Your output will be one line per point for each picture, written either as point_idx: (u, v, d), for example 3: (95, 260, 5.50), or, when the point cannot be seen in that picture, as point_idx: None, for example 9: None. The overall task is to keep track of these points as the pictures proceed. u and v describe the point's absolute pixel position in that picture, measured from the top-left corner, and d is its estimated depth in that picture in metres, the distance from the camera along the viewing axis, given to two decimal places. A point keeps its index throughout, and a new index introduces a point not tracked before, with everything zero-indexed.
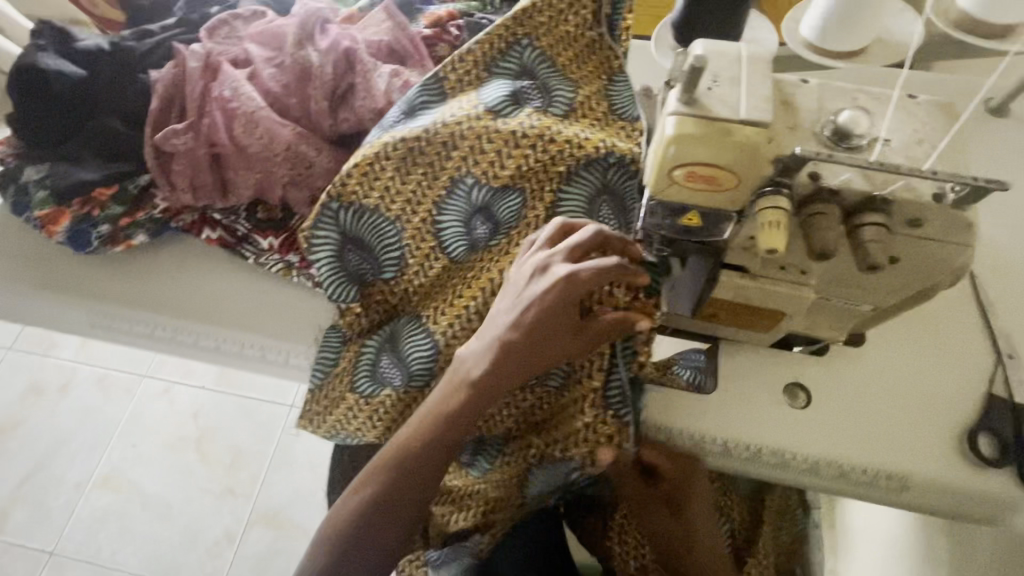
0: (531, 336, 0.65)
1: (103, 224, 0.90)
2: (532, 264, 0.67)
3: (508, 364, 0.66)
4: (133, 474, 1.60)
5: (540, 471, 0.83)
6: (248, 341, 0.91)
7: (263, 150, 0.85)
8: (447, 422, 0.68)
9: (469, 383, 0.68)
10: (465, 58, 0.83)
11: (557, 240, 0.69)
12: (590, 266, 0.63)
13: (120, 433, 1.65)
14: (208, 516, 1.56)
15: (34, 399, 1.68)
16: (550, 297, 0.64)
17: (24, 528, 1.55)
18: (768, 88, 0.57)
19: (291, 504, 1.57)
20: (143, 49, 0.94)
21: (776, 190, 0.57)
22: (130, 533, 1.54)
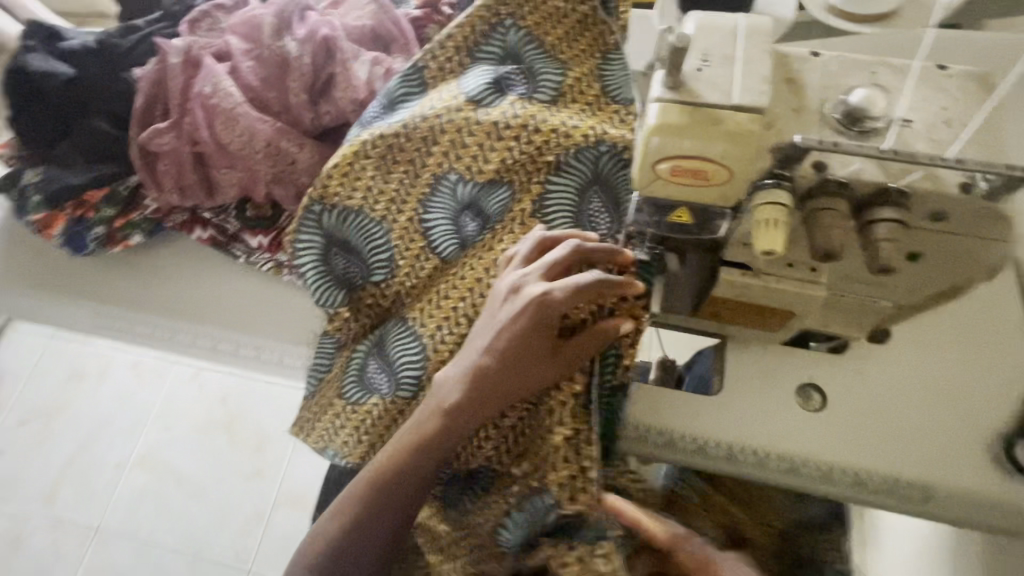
0: (506, 360, 0.62)
1: (97, 226, 0.90)
2: (506, 284, 0.65)
3: (485, 391, 0.63)
4: (168, 456, 1.64)
5: (518, 516, 0.72)
6: (242, 341, 0.90)
7: (244, 146, 0.83)
8: (430, 439, 0.65)
9: (444, 405, 0.64)
10: (446, 45, 0.79)
11: (534, 258, 0.66)
12: (563, 287, 0.61)
13: (154, 419, 1.68)
14: (237, 497, 1.60)
15: (79, 384, 1.72)
16: (523, 321, 0.62)
17: (70, 507, 1.59)
18: (765, 68, 0.50)
19: (313, 487, 1.62)
20: (127, 46, 0.92)
21: (776, 183, 0.50)
22: (165, 513, 1.58)
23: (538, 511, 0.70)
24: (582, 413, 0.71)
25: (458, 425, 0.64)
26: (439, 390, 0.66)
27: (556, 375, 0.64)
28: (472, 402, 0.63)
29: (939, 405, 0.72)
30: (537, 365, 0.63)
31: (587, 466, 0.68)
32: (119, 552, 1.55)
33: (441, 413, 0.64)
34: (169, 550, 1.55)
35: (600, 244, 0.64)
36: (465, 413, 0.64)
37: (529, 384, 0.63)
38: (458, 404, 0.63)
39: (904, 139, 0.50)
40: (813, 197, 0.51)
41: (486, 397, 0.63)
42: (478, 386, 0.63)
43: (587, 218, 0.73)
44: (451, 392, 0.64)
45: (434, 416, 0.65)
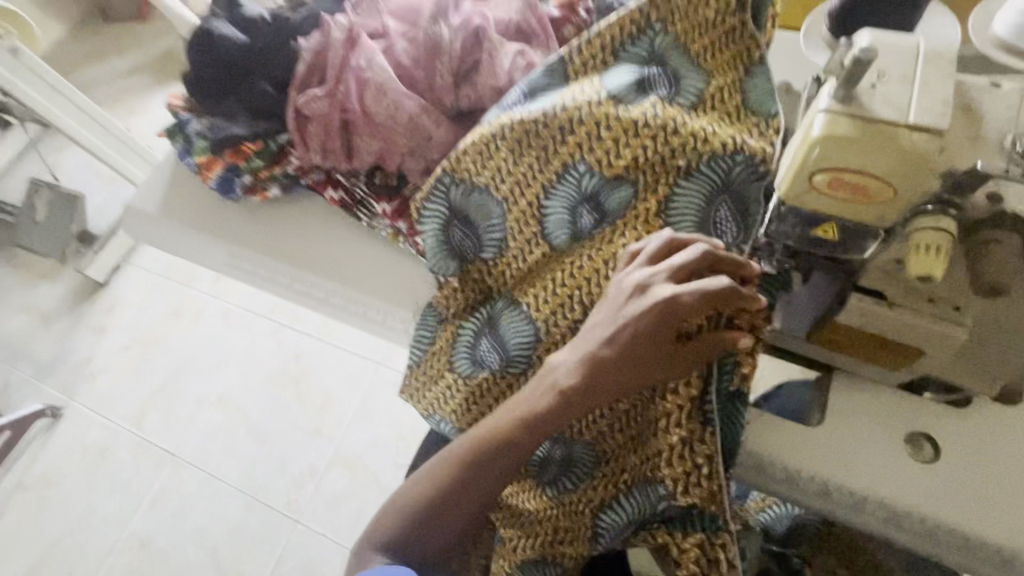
0: (625, 356, 0.64)
1: (246, 173, 1.01)
2: (631, 282, 0.65)
3: (601, 383, 0.65)
4: (240, 400, 1.78)
5: (630, 501, 0.75)
6: (353, 297, 0.98)
7: (388, 119, 0.89)
8: (532, 423, 0.68)
9: (560, 387, 0.67)
10: (593, 42, 0.81)
11: (661, 257, 0.66)
12: (691, 290, 0.61)
13: (237, 362, 1.83)
14: (298, 450, 1.71)
15: (172, 320, 1.90)
16: (647, 319, 0.63)
17: (155, 429, 1.76)
18: (946, 92, 0.49)
19: (367, 454, 1.68)
20: (295, 17, 1.02)
21: (940, 209, 0.49)
22: (234, 449, 1.72)
23: (650, 499, 0.72)
24: (698, 415, 0.69)
25: (561, 413, 0.67)
26: (551, 372, 0.69)
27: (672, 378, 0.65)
28: (587, 392, 0.66)
29: None
30: (654, 366, 0.64)
31: (703, 464, 0.68)
32: (190, 477, 1.70)
33: (553, 397, 0.67)
34: (231, 484, 1.68)
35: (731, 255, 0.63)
36: (576, 401, 0.66)
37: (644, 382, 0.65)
38: (573, 392, 0.66)
39: None
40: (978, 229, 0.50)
41: (600, 389, 0.65)
42: (594, 378, 0.65)
43: (712, 225, 0.72)
44: (567, 376, 0.67)
45: (542, 399, 0.68)
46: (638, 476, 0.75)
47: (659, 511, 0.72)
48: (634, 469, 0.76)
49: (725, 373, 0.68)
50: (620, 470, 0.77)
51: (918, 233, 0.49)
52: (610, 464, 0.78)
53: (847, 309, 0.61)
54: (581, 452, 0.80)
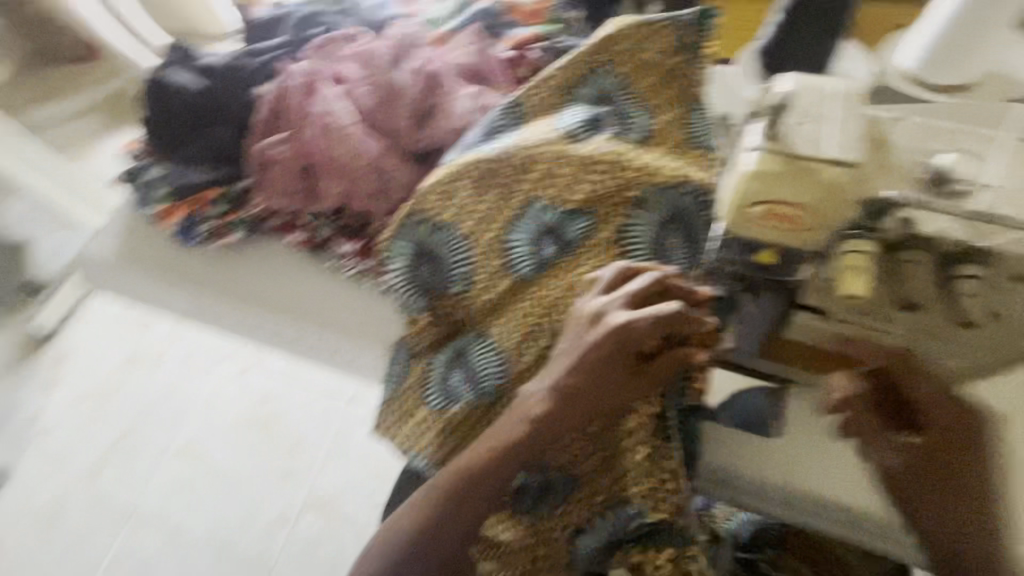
0: (588, 382, 0.67)
1: (207, 221, 1.01)
2: (591, 310, 0.68)
3: (568, 409, 0.68)
4: (207, 445, 1.71)
5: (604, 524, 0.77)
6: (321, 338, 0.97)
7: (350, 161, 0.92)
8: (507, 454, 0.70)
9: (533, 416, 0.69)
10: (545, 84, 0.86)
11: (615, 285, 0.70)
12: (644, 315, 0.65)
13: (201, 408, 1.77)
14: (269, 495, 1.65)
15: (132, 367, 1.82)
16: (605, 345, 0.66)
17: (110, 486, 1.66)
18: (858, 128, 0.55)
19: (343, 492, 1.66)
20: (254, 66, 1.04)
21: (861, 233, 0.55)
22: (200, 499, 1.64)
23: (622, 519, 0.74)
24: (661, 432, 0.73)
25: (535, 441, 0.69)
26: (526, 402, 0.71)
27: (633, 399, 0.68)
28: (556, 418, 0.68)
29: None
30: (615, 389, 0.68)
31: (669, 478, 0.72)
32: (151, 535, 1.60)
33: (528, 427, 0.69)
34: (197, 536, 1.60)
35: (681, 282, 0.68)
36: (547, 428, 0.69)
37: (607, 405, 0.68)
38: (544, 419, 0.68)
39: (993, 203, 0.53)
40: (899, 249, 0.54)
41: (568, 415, 0.68)
42: (562, 404, 0.68)
43: (664, 251, 0.77)
44: (539, 404, 0.69)
45: (518, 429, 0.70)
46: (611, 499, 0.76)
47: (630, 531, 0.74)
48: (607, 489, 0.78)
49: (681, 391, 0.74)
50: (596, 491, 0.79)
51: (848, 254, 0.55)
52: (586, 488, 0.78)
53: (794, 326, 0.68)
54: (558, 478, 0.81)
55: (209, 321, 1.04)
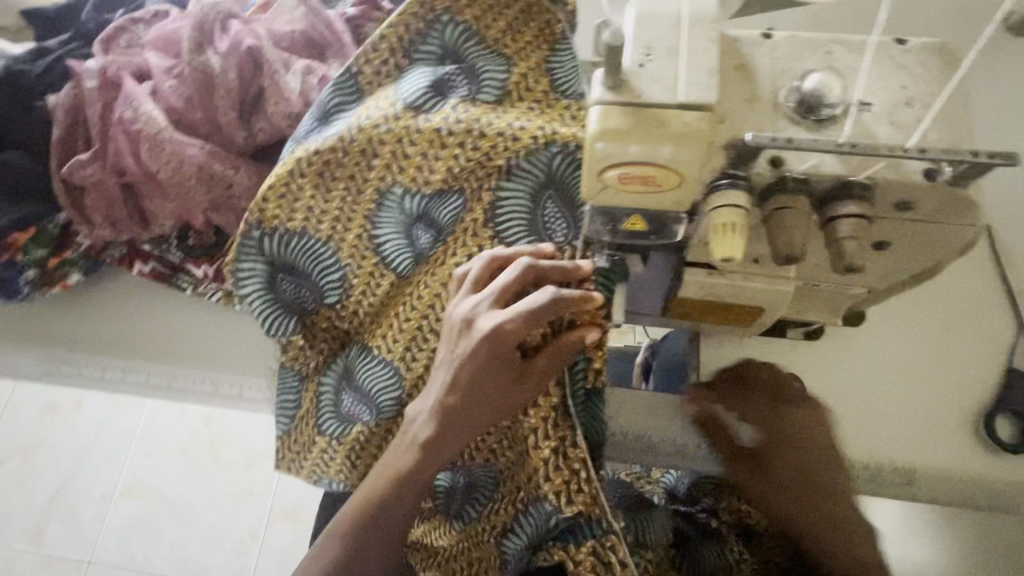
0: (469, 395, 0.60)
1: (30, 268, 0.84)
2: (461, 316, 0.61)
3: (455, 426, 0.62)
4: (155, 481, 1.58)
5: (528, 522, 0.72)
6: (201, 377, 0.85)
7: (173, 174, 0.77)
8: (403, 482, 0.64)
9: (419, 439, 0.63)
10: (380, 47, 0.73)
11: (485, 279, 0.63)
12: (511, 315, 0.58)
13: (138, 444, 1.61)
14: (229, 517, 1.54)
15: (52, 418, 1.64)
16: (478, 354, 0.59)
17: (62, 539, 1.54)
18: (710, 58, 0.46)
19: (306, 499, 1.56)
20: (38, 70, 0.85)
21: (731, 184, 0.46)
22: (158, 539, 1.53)
23: (542, 516, 0.70)
24: (563, 421, 0.68)
25: (428, 467, 0.63)
26: (412, 424, 0.65)
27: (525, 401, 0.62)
28: (445, 438, 0.62)
29: (909, 381, 0.71)
30: (501, 397, 0.61)
31: (580, 468, 0.67)
32: None
33: (417, 452, 0.63)
34: None
35: (556, 261, 0.61)
36: (438, 452, 0.63)
37: (496, 414, 0.62)
38: (430, 442, 0.62)
39: (863, 125, 0.47)
40: (772, 194, 0.47)
41: (457, 432, 0.62)
42: (448, 423, 0.62)
43: (543, 225, 0.69)
44: (424, 426, 0.63)
45: (409, 455, 0.64)
46: (529, 495, 0.72)
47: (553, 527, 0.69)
48: (524, 487, 0.73)
49: (580, 373, 0.68)
50: (516, 489, 0.75)
51: (716, 212, 0.46)
52: (508, 484, 0.76)
53: (685, 285, 0.60)
54: (480, 476, 0.78)
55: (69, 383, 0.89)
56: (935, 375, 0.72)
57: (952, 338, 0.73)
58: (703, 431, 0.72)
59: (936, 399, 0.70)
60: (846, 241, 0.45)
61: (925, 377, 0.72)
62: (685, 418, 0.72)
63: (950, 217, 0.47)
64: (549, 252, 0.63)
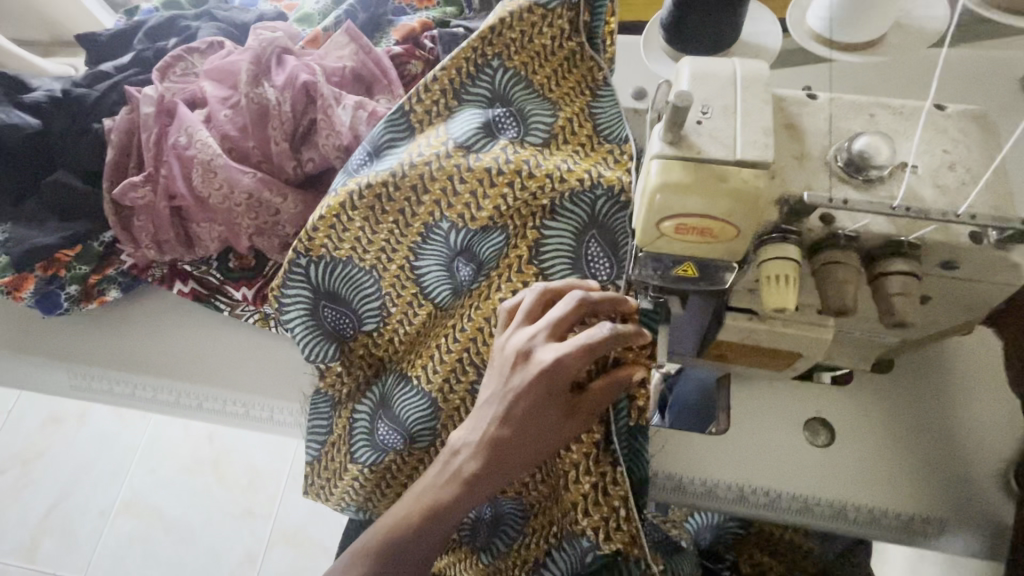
0: (520, 426, 0.62)
1: (70, 284, 0.85)
2: (514, 349, 0.63)
3: (501, 458, 0.62)
4: (156, 498, 1.55)
5: (562, 555, 0.72)
6: (231, 399, 0.86)
7: (223, 200, 0.80)
8: (440, 516, 0.63)
9: (464, 474, 0.64)
10: (431, 87, 0.78)
11: (537, 312, 0.65)
12: (569, 348, 0.60)
13: (140, 459, 1.60)
14: (229, 538, 1.51)
15: (55, 428, 1.63)
16: (535, 387, 0.61)
17: (55, 557, 1.51)
18: (766, 118, 0.48)
19: (309, 523, 1.52)
20: (95, 95, 0.89)
21: (783, 238, 0.49)
22: (156, 557, 1.50)
23: (577, 551, 0.70)
24: (603, 457, 0.72)
25: (469, 501, 0.63)
26: (455, 457, 0.65)
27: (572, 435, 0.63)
28: (488, 473, 0.63)
29: (940, 436, 0.70)
30: (549, 430, 0.62)
31: (618, 505, 0.69)
32: None
33: (458, 486, 0.63)
34: None
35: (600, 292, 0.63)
36: (479, 487, 0.63)
37: (542, 449, 0.63)
38: (475, 477, 0.63)
39: (911, 187, 0.49)
40: (822, 250, 0.49)
41: (501, 465, 0.63)
42: (494, 456, 0.63)
43: (585, 263, 0.73)
44: (468, 461, 0.64)
45: (446, 489, 0.64)
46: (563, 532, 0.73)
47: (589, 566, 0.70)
48: (557, 521, 0.74)
49: (622, 414, 0.72)
50: (547, 523, 0.76)
51: (766, 264, 0.49)
52: (539, 519, 0.78)
53: (725, 328, 0.61)
54: (509, 510, 0.80)
55: (97, 400, 0.89)
56: (968, 430, 0.70)
57: (988, 392, 0.71)
58: (733, 474, 0.69)
59: (967, 456, 0.69)
60: (896, 298, 0.47)
61: (957, 432, 0.70)
62: (712, 458, 0.69)
63: (992, 276, 0.49)
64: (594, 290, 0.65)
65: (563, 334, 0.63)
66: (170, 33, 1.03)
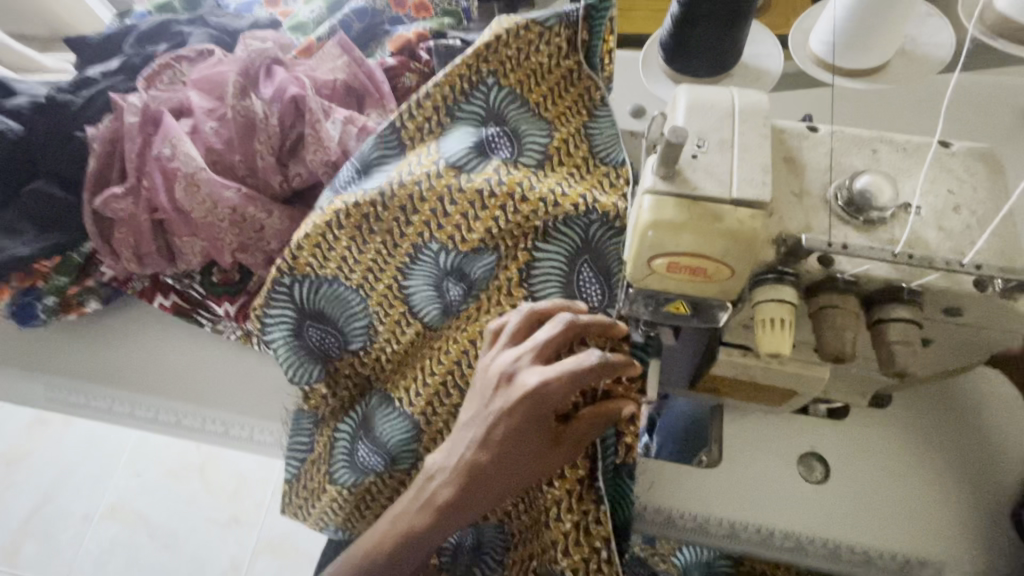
0: (501, 455, 0.59)
1: (48, 295, 0.83)
2: (499, 370, 0.61)
3: (479, 487, 0.60)
4: (140, 504, 1.52)
5: None
6: (210, 418, 0.83)
7: (207, 214, 0.78)
8: (416, 545, 0.61)
9: (437, 502, 0.61)
10: (424, 104, 0.76)
11: (523, 334, 0.63)
12: (558, 372, 0.58)
13: (124, 463, 1.56)
14: (212, 547, 1.48)
15: (40, 429, 1.60)
16: (520, 412, 0.59)
17: (35, 562, 1.47)
18: (764, 155, 0.46)
19: (295, 532, 1.50)
20: (80, 102, 0.87)
21: (778, 279, 0.47)
22: (138, 565, 1.46)
23: None
24: (588, 495, 0.68)
25: (443, 529, 0.61)
26: (429, 483, 0.63)
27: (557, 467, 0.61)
28: (463, 503, 0.60)
29: (942, 474, 0.68)
30: (531, 461, 0.60)
31: (601, 546, 0.66)
32: None
33: (431, 515, 0.61)
34: None
35: (593, 315, 0.61)
36: (454, 517, 0.61)
37: (524, 479, 0.61)
38: (449, 506, 0.60)
39: (913, 230, 0.47)
40: (820, 292, 0.47)
41: (479, 495, 0.60)
42: (472, 485, 0.60)
43: (577, 288, 0.71)
44: (443, 488, 0.61)
45: (420, 517, 0.61)
46: (544, 566, 0.71)
47: None
48: (537, 554, 0.72)
49: (610, 449, 0.69)
50: (527, 556, 0.74)
51: (762, 306, 0.47)
52: (520, 551, 0.75)
53: (718, 364, 0.59)
54: (490, 535, 0.79)
55: (70, 412, 0.85)
56: (971, 468, 0.68)
57: (990, 431, 0.69)
58: (726, 511, 0.66)
59: (969, 496, 0.67)
60: (896, 346, 0.45)
61: (960, 472, 0.68)
62: (704, 493, 0.67)
63: (997, 324, 0.47)
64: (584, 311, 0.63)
65: (548, 358, 0.61)
66: (161, 38, 1.00)
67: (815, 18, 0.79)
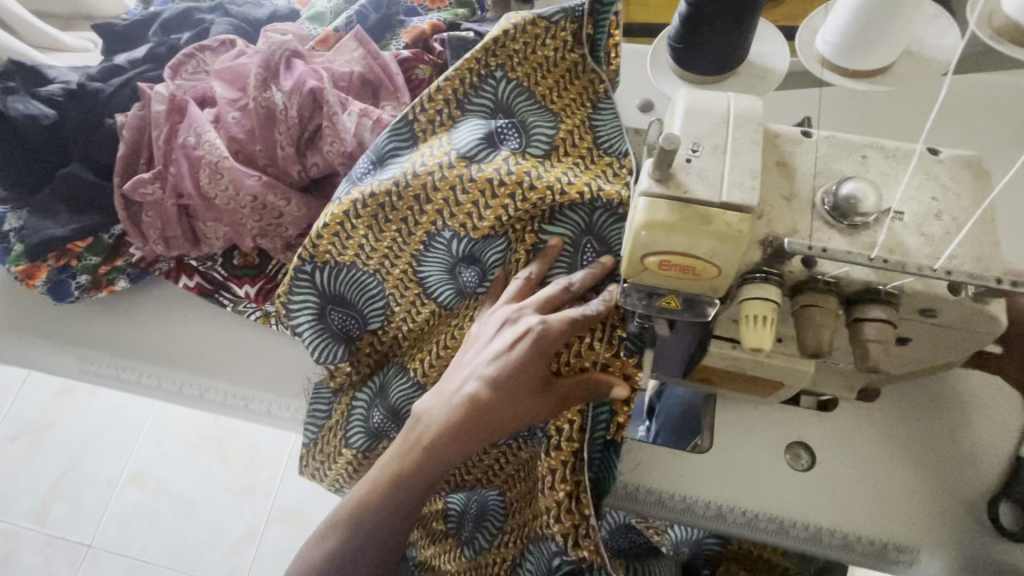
0: (489, 411, 0.64)
1: (81, 274, 0.88)
2: (499, 316, 0.69)
3: (471, 425, 0.65)
4: (160, 471, 1.60)
5: (532, 557, 0.75)
6: (230, 392, 0.88)
7: (229, 201, 0.83)
8: (406, 485, 0.65)
9: (423, 440, 0.66)
10: (435, 97, 0.79)
11: (523, 292, 0.71)
12: (559, 317, 0.66)
13: (146, 432, 1.65)
14: (229, 514, 1.56)
15: (66, 398, 1.69)
16: (526, 348, 0.65)
17: (63, 522, 1.56)
18: (756, 161, 0.49)
19: (306, 502, 1.57)
20: (109, 90, 0.92)
21: (764, 279, 0.50)
22: (160, 528, 1.55)
23: (546, 554, 0.72)
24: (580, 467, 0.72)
25: (427, 470, 0.65)
26: (416, 425, 0.67)
27: (543, 410, 0.66)
28: (454, 454, 0.65)
29: (926, 468, 0.71)
30: (524, 394, 0.66)
31: (590, 514, 0.70)
32: (112, 570, 1.52)
33: (419, 453, 0.65)
34: (161, 566, 1.52)
35: (584, 278, 0.69)
36: (441, 463, 0.65)
37: (518, 419, 0.66)
38: (432, 445, 0.65)
39: (894, 234, 0.49)
40: (802, 292, 0.50)
41: (465, 436, 0.65)
42: (467, 418, 0.65)
43: (579, 264, 0.74)
44: (439, 456, 0.65)
45: (409, 459, 0.66)
46: (533, 533, 0.76)
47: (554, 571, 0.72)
48: (529, 522, 0.77)
49: (602, 421, 0.73)
50: (521, 524, 0.79)
51: (747, 303, 0.50)
52: (517, 520, 0.80)
53: (710, 355, 0.62)
54: (493, 503, 0.85)
55: (104, 384, 0.91)
56: (950, 460, 0.71)
57: (975, 430, 0.72)
58: (713, 491, 0.70)
59: (948, 490, 0.70)
60: (871, 344, 0.48)
61: (942, 466, 0.71)
62: (693, 470, 0.72)
63: (971, 325, 0.50)
64: (558, 249, 0.73)
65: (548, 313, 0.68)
66: (184, 27, 1.04)
67: (822, 19, 0.80)
